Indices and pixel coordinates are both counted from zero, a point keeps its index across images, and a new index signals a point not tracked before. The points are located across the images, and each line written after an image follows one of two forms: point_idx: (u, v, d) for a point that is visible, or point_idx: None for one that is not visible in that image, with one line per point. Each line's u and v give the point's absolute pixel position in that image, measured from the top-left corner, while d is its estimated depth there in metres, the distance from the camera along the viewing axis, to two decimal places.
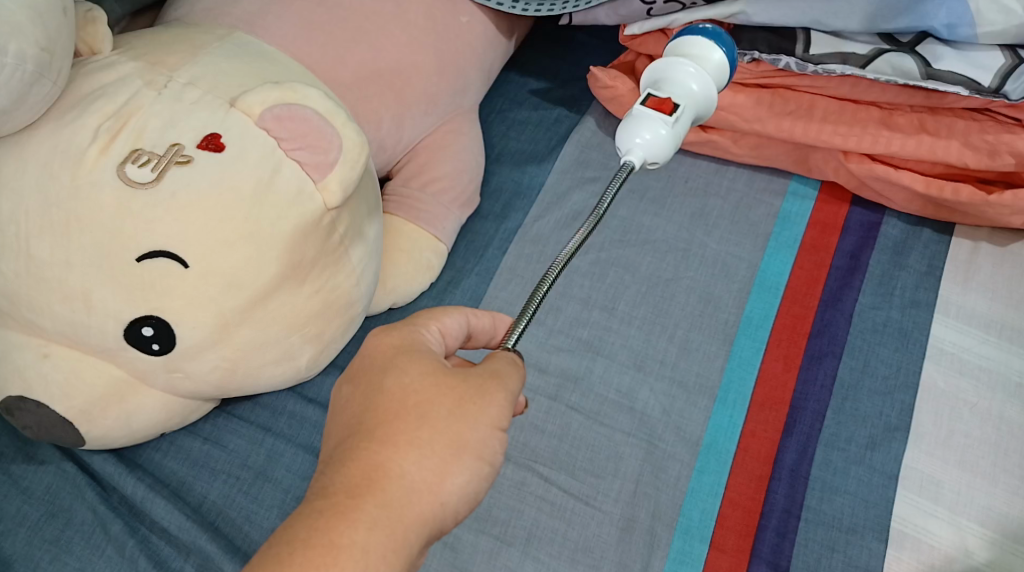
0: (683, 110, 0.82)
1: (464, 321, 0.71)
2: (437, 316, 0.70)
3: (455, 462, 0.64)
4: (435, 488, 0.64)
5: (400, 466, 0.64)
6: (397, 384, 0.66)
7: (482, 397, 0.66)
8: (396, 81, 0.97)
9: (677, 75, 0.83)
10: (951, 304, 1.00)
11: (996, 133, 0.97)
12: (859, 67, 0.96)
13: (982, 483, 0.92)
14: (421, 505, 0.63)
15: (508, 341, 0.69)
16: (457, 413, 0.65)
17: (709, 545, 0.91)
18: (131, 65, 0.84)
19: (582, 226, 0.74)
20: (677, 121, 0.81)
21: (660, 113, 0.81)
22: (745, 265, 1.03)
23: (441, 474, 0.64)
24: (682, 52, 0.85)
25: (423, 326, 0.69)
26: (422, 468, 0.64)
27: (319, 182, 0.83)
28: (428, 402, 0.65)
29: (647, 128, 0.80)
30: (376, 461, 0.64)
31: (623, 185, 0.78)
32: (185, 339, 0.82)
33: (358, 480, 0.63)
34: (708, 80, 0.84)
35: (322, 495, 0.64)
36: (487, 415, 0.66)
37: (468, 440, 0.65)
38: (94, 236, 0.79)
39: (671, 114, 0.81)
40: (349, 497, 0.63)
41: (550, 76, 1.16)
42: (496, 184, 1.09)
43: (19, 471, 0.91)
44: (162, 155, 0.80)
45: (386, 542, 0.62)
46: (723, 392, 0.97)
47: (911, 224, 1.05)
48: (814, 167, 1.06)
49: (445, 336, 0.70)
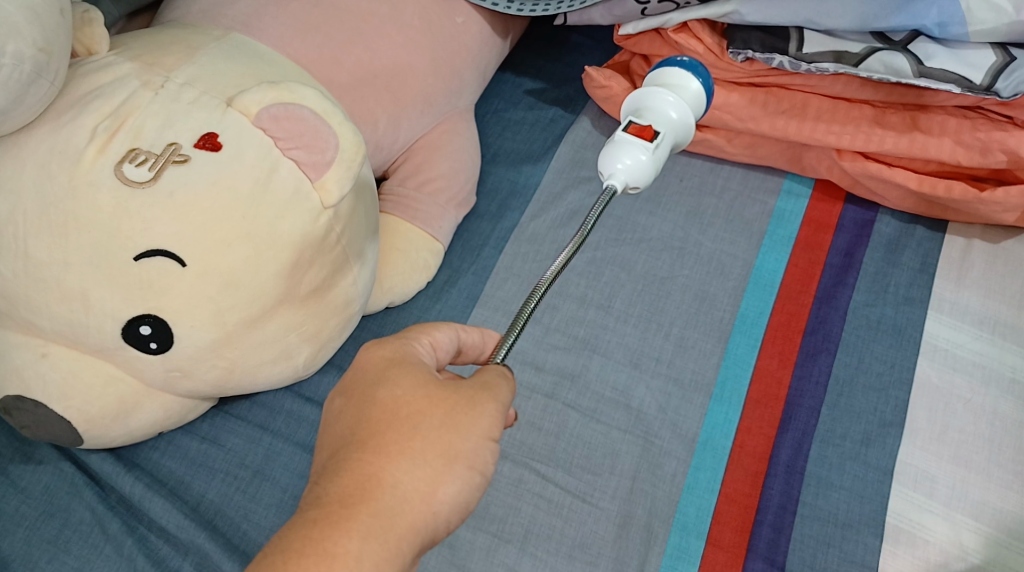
0: (663, 138, 0.82)
1: (454, 336, 0.71)
2: (428, 330, 0.70)
3: (447, 471, 0.65)
4: (428, 498, 0.64)
5: (392, 476, 0.64)
6: (390, 396, 0.66)
7: (474, 409, 0.66)
8: (392, 82, 0.97)
9: (655, 103, 0.84)
10: (945, 300, 1.01)
11: (987, 131, 0.98)
12: (853, 65, 0.97)
13: (977, 478, 0.93)
14: (414, 513, 0.64)
15: (497, 356, 0.70)
16: (449, 423, 0.65)
17: (705, 541, 0.91)
18: (128, 65, 0.84)
19: (565, 247, 0.73)
20: (658, 147, 0.81)
21: (640, 140, 0.81)
22: (740, 263, 1.04)
23: (433, 483, 0.64)
24: (660, 83, 0.87)
25: (415, 340, 0.69)
26: (415, 478, 0.64)
27: (316, 181, 0.84)
28: (420, 413, 0.66)
29: (628, 154, 0.80)
30: (370, 471, 0.64)
31: (605, 208, 0.78)
32: (182, 338, 0.83)
33: (352, 489, 0.64)
34: (687, 109, 0.85)
35: (317, 504, 0.64)
36: (479, 425, 0.66)
37: (460, 451, 0.65)
38: (92, 236, 0.79)
39: (652, 141, 0.81)
40: (343, 506, 0.63)
41: (546, 76, 1.17)
42: (492, 184, 1.09)
43: (17, 471, 0.91)
44: (159, 155, 0.80)
45: (380, 550, 0.63)
46: (718, 389, 0.97)
47: (905, 221, 1.06)
48: (807, 165, 1.06)
49: (435, 350, 0.70)
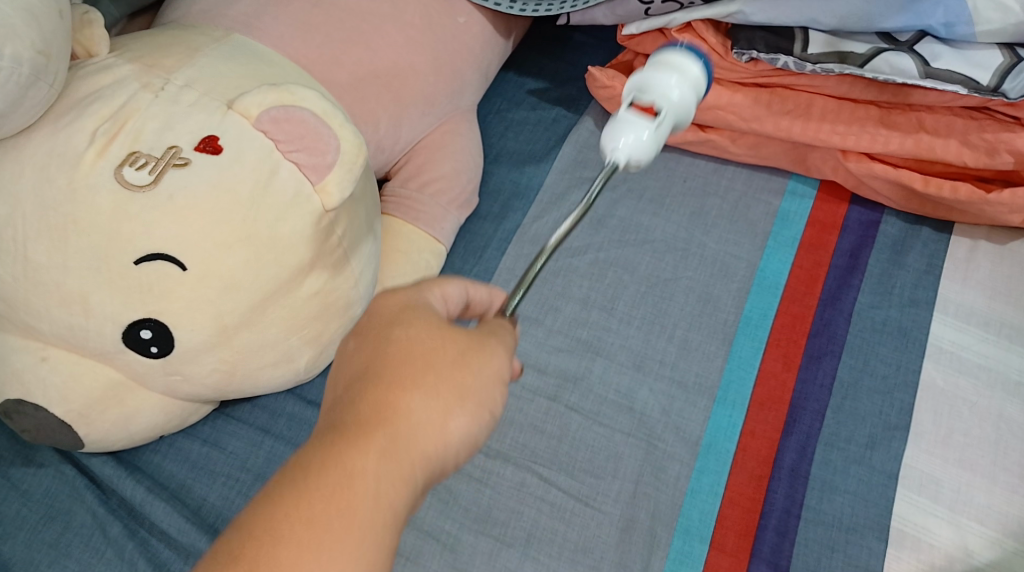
0: (666, 116, 0.78)
1: (465, 289, 0.70)
2: (439, 282, 0.70)
3: (459, 406, 0.64)
4: (440, 430, 0.64)
5: (407, 405, 0.64)
6: (404, 335, 0.66)
7: (485, 347, 0.66)
8: (393, 83, 0.97)
9: (662, 73, 0.79)
10: (950, 302, 1.00)
11: (994, 132, 0.97)
12: (858, 66, 0.96)
13: (982, 482, 0.92)
14: (427, 443, 0.64)
15: (508, 308, 0.70)
16: (461, 360, 0.65)
17: (709, 545, 0.91)
18: (127, 67, 0.84)
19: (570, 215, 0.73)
20: (661, 124, 0.78)
21: (645, 117, 0.78)
22: (744, 264, 1.03)
23: (445, 415, 0.64)
24: (662, 62, 0.81)
25: (428, 290, 0.69)
26: (428, 409, 0.64)
27: (317, 183, 0.84)
28: (434, 349, 0.65)
29: (631, 129, 0.77)
30: (386, 400, 0.64)
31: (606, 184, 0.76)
32: (183, 342, 0.82)
33: (367, 416, 0.63)
34: (689, 93, 0.80)
35: (333, 430, 0.63)
36: (492, 364, 0.66)
37: (471, 386, 0.65)
38: (91, 239, 0.78)
39: (656, 118, 0.78)
40: (361, 430, 0.63)
41: (548, 76, 1.16)
42: (494, 184, 1.08)
43: (18, 474, 0.91)
44: (159, 158, 0.80)
45: (395, 474, 0.62)
46: (722, 392, 0.97)
47: (910, 222, 1.05)
48: (812, 166, 1.06)
49: (446, 302, 0.69)
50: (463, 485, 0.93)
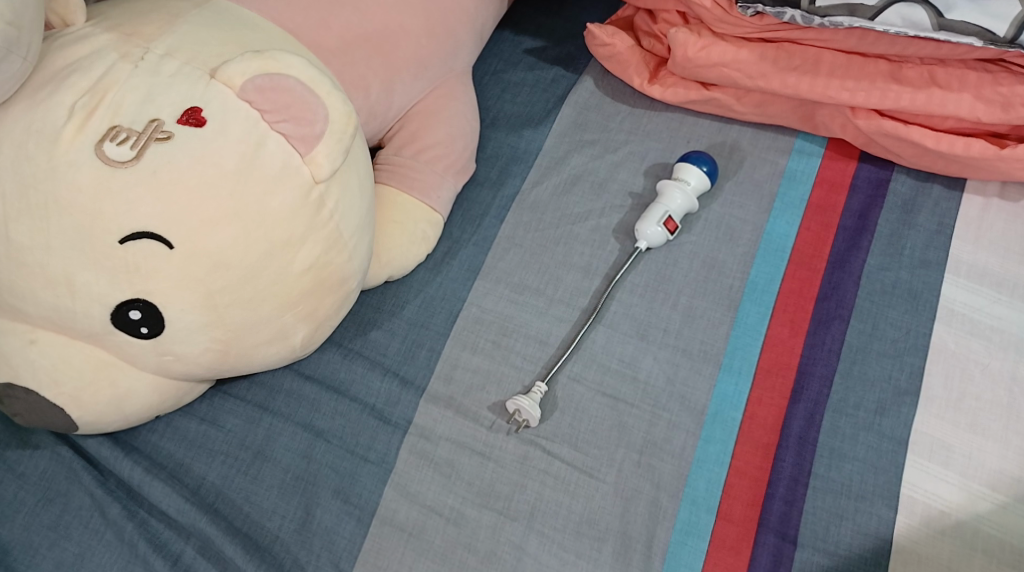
0: (666, 210, 0.97)
1: None
2: None
3: None
4: None
5: None
6: None
7: None
8: (384, 45, 0.93)
9: (681, 182, 0.98)
10: (962, 263, 0.98)
11: (1009, 85, 0.94)
12: (868, 19, 0.92)
13: (994, 446, 0.90)
14: None
15: None
16: None
17: (716, 515, 0.89)
18: (105, 37, 0.80)
19: (581, 325, 0.96)
20: (665, 215, 0.97)
21: (667, 216, 0.97)
22: (749, 228, 1.00)
23: None
24: (684, 177, 0.98)
25: None
26: None
27: (305, 155, 0.81)
28: None
29: (674, 199, 0.98)
30: None
31: (631, 270, 0.99)
32: (173, 321, 0.80)
33: None
34: (688, 186, 0.98)
35: None
36: None
37: None
38: (74, 219, 0.76)
39: (667, 221, 0.97)
40: None
41: (545, 34, 1.12)
42: (492, 149, 1.05)
43: (14, 457, 0.90)
44: (141, 132, 0.76)
45: None
46: (728, 359, 0.95)
47: (921, 180, 1.02)
48: (820, 124, 1.02)
49: None
50: (465, 458, 0.91)
